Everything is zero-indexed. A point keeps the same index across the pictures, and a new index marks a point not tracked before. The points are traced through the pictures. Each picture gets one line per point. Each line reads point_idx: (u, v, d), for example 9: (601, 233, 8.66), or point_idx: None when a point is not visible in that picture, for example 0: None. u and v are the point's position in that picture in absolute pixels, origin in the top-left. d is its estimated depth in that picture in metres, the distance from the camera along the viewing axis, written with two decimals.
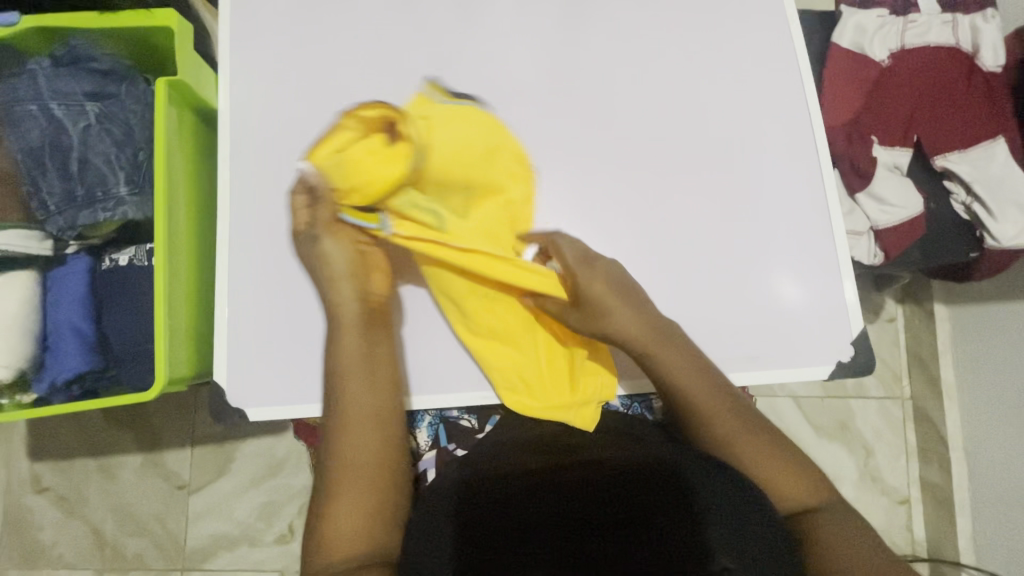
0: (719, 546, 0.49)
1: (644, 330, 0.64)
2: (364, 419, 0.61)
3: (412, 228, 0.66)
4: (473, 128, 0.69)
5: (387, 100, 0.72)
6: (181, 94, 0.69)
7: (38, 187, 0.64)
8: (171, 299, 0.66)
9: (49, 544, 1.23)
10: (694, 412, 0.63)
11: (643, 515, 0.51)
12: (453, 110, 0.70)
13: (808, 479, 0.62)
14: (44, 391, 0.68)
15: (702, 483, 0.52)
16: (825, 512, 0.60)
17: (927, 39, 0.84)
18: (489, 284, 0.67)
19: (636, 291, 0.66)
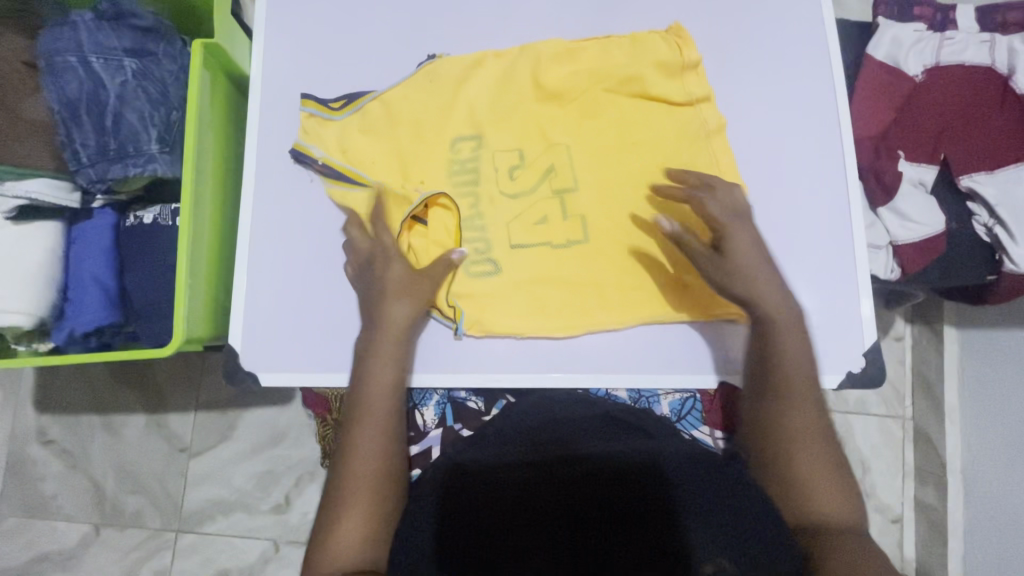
0: (699, 544, 0.51)
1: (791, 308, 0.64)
2: (382, 424, 0.62)
3: (478, 285, 0.68)
4: (491, 121, 0.71)
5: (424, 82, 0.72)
6: (216, 58, 0.70)
7: (72, 138, 0.65)
8: (194, 258, 0.67)
9: (49, 496, 1.25)
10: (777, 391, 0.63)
11: (628, 511, 0.54)
12: (443, 111, 0.71)
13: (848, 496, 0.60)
14: (62, 341, 0.69)
15: (682, 479, 0.55)
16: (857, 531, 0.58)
17: (962, 57, 0.84)
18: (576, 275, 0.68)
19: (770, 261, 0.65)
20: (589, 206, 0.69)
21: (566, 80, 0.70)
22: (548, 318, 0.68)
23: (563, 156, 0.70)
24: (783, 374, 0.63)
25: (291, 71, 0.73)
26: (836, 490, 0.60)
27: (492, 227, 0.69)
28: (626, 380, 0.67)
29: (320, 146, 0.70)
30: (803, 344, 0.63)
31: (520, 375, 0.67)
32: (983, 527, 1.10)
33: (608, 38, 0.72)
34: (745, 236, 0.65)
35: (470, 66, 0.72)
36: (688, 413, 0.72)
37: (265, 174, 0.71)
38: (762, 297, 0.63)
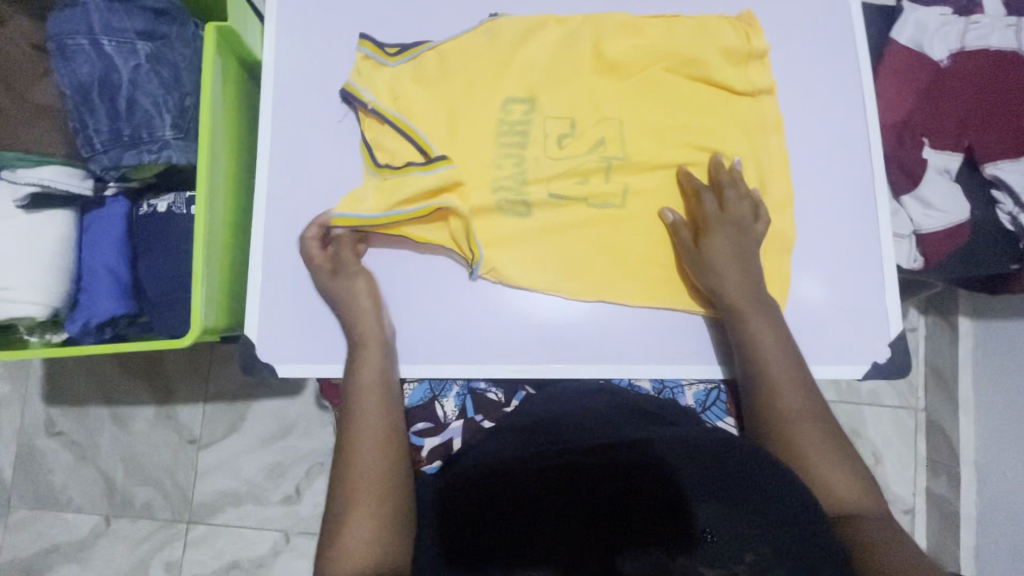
0: (709, 527, 0.50)
1: (742, 295, 0.64)
2: (373, 427, 0.63)
3: (516, 250, 0.67)
4: (545, 83, 0.70)
5: (476, 41, 0.71)
6: (229, 41, 0.68)
7: (85, 124, 0.63)
8: (209, 247, 0.65)
9: (59, 488, 1.25)
10: (768, 372, 0.62)
11: (634, 499, 0.52)
12: (497, 68, 0.70)
13: (857, 480, 0.60)
14: (76, 333, 0.66)
15: (685, 467, 0.54)
16: (871, 517, 0.58)
17: (989, 41, 0.82)
18: (592, 251, 0.68)
19: (751, 256, 0.66)
20: (633, 180, 0.69)
21: (629, 52, 0.70)
22: (574, 284, 0.67)
23: (616, 128, 0.69)
24: (767, 367, 0.62)
25: (306, 57, 0.72)
26: (843, 470, 0.60)
27: (532, 185, 0.67)
28: (648, 370, 0.67)
29: (370, 91, 0.69)
30: (779, 338, 0.63)
31: (542, 364, 0.67)
32: (997, 517, 1.10)
33: (674, 17, 0.72)
34: (728, 237, 0.65)
35: (534, 27, 0.71)
36: (713, 403, 0.71)
37: (279, 161, 0.70)
38: (737, 297, 0.64)
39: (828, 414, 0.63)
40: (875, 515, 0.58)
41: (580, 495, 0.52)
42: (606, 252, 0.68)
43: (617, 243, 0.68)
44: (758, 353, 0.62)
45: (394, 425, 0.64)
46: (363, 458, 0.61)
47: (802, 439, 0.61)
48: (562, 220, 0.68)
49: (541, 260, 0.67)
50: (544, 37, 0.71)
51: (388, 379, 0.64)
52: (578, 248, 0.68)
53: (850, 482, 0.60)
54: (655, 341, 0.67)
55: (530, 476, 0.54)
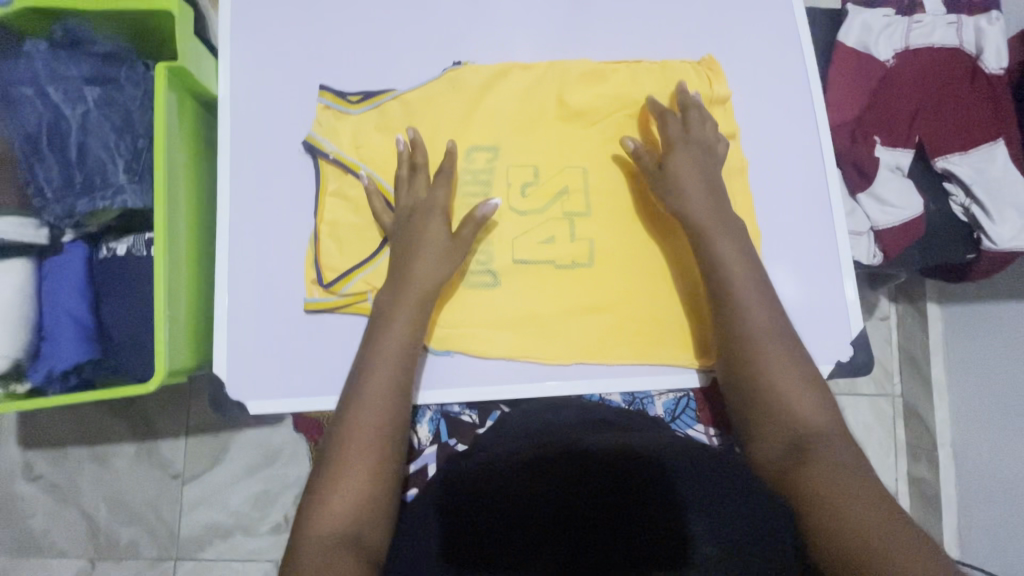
0: (700, 535, 0.56)
1: (708, 214, 0.64)
2: (385, 383, 0.60)
3: (481, 312, 0.68)
4: (509, 132, 0.71)
5: (438, 91, 0.72)
6: (181, 80, 0.68)
7: (34, 172, 0.62)
8: (171, 290, 0.65)
9: (40, 532, 1.22)
10: (728, 288, 0.62)
11: (629, 504, 0.58)
12: (461, 120, 0.71)
13: (816, 406, 0.58)
14: (39, 382, 0.66)
15: (682, 479, 0.59)
16: (821, 445, 0.56)
17: (931, 40, 0.85)
18: (559, 300, 0.68)
19: (715, 180, 0.66)
20: (599, 231, 0.69)
21: (592, 99, 0.71)
22: (550, 339, 0.68)
23: (579, 177, 0.70)
24: (741, 300, 0.61)
25: (261, 89, 0.72)
26: (805, 394, 0.58)
27: (496, 240, 0.69)
28: (614, 384, 0.67)
29: (333, 141, 0.70)
30: (750, 267, 0.63)
31: (510, 386, 0.67)
32: (975, 497, 1.13)
33: (636, 63, 0.73)
34: (691, 155, 0.66)
35: (496, 75, 0.72)
36: (682, 412, 0.72)
37: (239, 197, 0.70)
38: (702, 219, 0.64)
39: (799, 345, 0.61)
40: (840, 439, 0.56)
41: (561, 492, 0.59)
42: (571, 299, 0.68)
43: (584, 294, 0.68)
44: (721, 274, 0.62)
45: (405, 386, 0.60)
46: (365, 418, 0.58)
47: (761, 364, 0.59)
48: (526, 274, 0.68)
49: (516, 317, 0.68)
50: (504, 82, 0.72)
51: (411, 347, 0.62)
52: (543, 299, 0.68)
53: (812, 406, 0.58)
54: (624, 355, 0.68)
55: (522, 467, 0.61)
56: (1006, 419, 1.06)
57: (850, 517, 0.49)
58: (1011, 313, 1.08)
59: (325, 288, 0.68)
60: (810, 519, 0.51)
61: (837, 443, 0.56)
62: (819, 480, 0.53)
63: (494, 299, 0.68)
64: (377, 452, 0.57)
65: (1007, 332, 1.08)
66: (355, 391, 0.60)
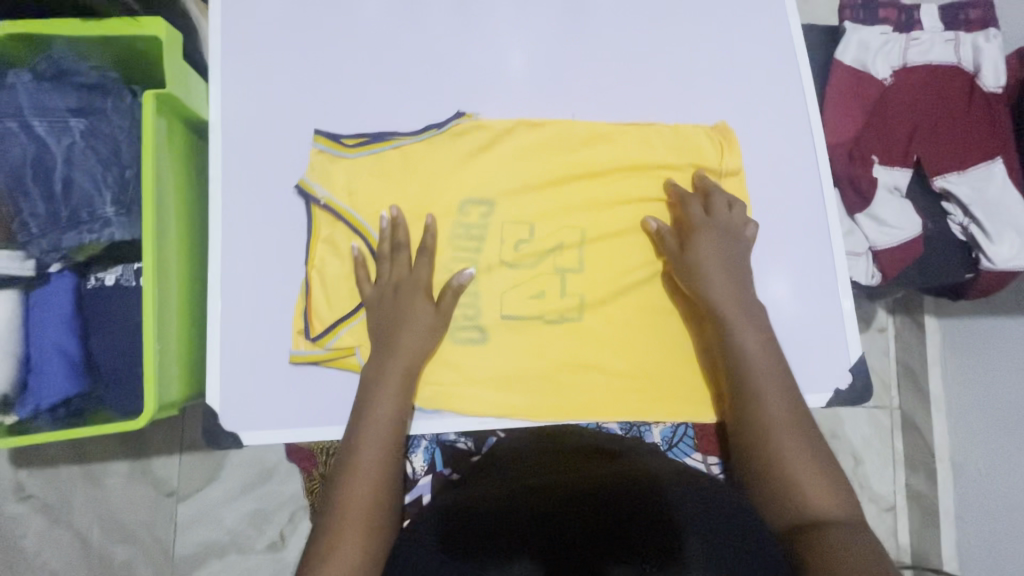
0: (695, 555, 0.50)
1: (727, 294, 0.64)
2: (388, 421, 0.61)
3: (468, 368, 0.67)
4: (507, 187, 0.70)
5: (439, 143, 0.70)
6: (170, 106, 0.67)
7: (18, 207, 0.61)
8: (162, 323, 0.64)
9: (32, 553, 1.20)
10: (745, 367, 0.62)
11: (622, 523, 0.55)
12: (458, 172, 0.69)
13: (836, 492, 0.57)
14: (27, 416, 0.64)
15: (679, 498, 0.56)
16: (838, 526, 0.54)
17: (929, 58, 0.84)
18: (548, 360, 0.68)
19: (738, 264, 0.66)
20: (592, 291, 0.69)
21: (596, 162, 0.71)
22: (537, 399, 0.67)
23: (575, 234, 0.70)
24: (751, 367, 0.62)
25: (251, 114, 0.70)
26: (822, 478, 0.58)
27: (485, 293, 0.68)
28: (613, 416, 0.67)
29: (324, 186, 0.68)
30: (762, 338, 0.63)
31: (508, 419, 0.66)
32: (973, 510, 1.12)
33: (648, 126, 0.72)
34: (714, 237, 0.66)
35: (502, 131, 0.71)
36: (680, 440, 0.72)
37: (230, 226, 0.68)
38: (720, 299, 0.64)
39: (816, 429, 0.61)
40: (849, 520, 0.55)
41: (563, 514, 0.56)
42: (560, 358, 0.68)
43: (571, 353, 0.68)
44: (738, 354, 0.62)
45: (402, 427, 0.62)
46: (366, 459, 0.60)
47: (777, 442, 0.59)
48: (515, 333, 0.68)
49: (502, 376, 0.67)
50: (508, 139, 0.71)
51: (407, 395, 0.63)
52: (532, 358, 0.67)
53: (829, 490, 0.57)
54: (620, 384, 0.67)
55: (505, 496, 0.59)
56: (1004, 434, 1.06)
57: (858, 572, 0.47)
58: (1008, 327, 1.07)
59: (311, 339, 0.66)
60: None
61: (860, 528, 0.54)
62: (833, 551, 0.51)
63: (482, 355, 0.67)
64: (375, 490, 0.59)
65: (1004, 346, 1.08)
66: (352, 447, 0.61)
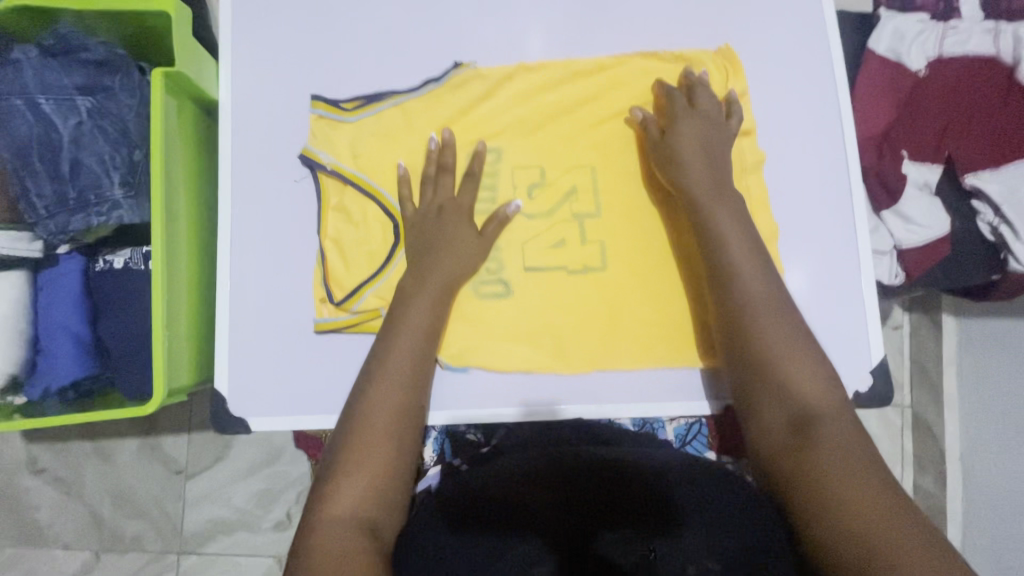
0: (687, 529, 0.51)
1: (709, 188, 0.63)
2: (401, 373, 0.59)
3: (488, 318, 0.66)
4: (512, 135, 0.69)
5: (438, 94, 0.69)
6: (179, 85, 0.65)
7: (26, 187, 0.60)
8: (172, 308, 0.63)
9: (45, 524, 1.23)
10: (723, 264, 0.60)
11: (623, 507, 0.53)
12: (458, 123, 0.69)
13: (823, 380, 0.55)
14: (37, 397, 0.64)
15: (682, 488, 0.54)
16: (827, 419, 0.52)
17: (966, 48, 0.80)
18: (570, 309, 0.66)
19: (718, 156, 0.65)
20: (609, 231, 0.67)
21: (599, 93, 0.69)
22: (562, 346, 0.66)
23: (587, 177, 0.68)
24: (738, 276, 0.59)
25: (262, 93, 0.69)
26: (807, 368, 0.55)
27: (506, 248, 0.67)
28: (625, 409, 0.65)
29: (328, 151, 0.67)
30: (751, 247, 0.61)
31: (513, 407, 0.65)
32: (983, 512, 1.11)
33: (647, 53, 0.70)
34: (696, 125, 0.65)
35: (500, 80, 0.69)
36: (694, 437, 0.71)
37: (241, 210, 0.67)
38: (703, 192, 0.63)
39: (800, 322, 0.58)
40: (843, 418, 0.53)
41: (563, 497, 0.54)
42: (583, 305, 0.66)
43: (598, 297, 0.67)
44: (717, 257, 0.61)
45: (416, 384, 0.59)
46: (377, 415, 0.57)
47: (758, 335, 0.57)
48: (536, 280, 0.67)
49: (527, 324, 0.66)
50: (504, 79, 0.69)
51: (421, 356, 0.60)
52: (553, 302, 0.67)
53: (815, 380, 0.55)
54: (633, 381, 0.66)
55: (511, 477, 0.56)
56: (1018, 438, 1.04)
57: (857, 497, 0.46)
58: None
59: (334, 307, 0.66)
60: (817, 491, 0.48)
61: (850, 418, 0.53)
62: (822, 451, 0.50)
63: (505, 308, 0.66)
64: (388, 448, 0.56)
65: None
66: (368, 386, 0.59)
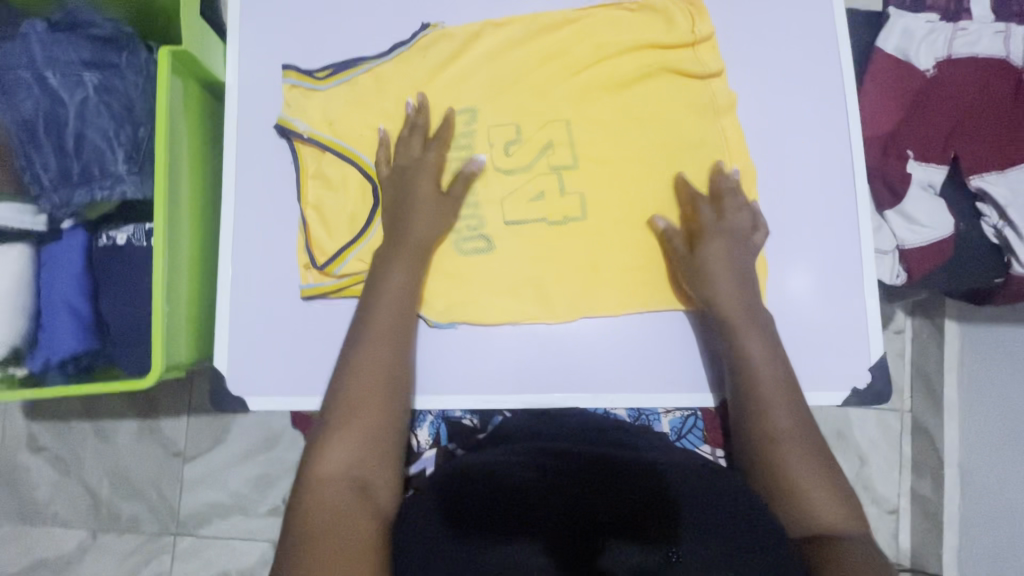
0: (689, 521, 0.50)
1: (738, 308, 0.63)
2: (387, 327, 0.61)
3: (467, 275, 0.67)
4: (485, 92, 0.68)
5: (409, 54, 0.69)
6: (185, 64, 0.65)
7: (31, 160, 0.61)
8: (174, 283, 0.64)
9: (44, 502, 1.24)
10: (753, 390, 0.60)
11: (620, 500, 0.52)
12: (430, 81, 0.68)
13: (846, 504, 0.56)
14: (38, 369, 0.65)
15: (678, 480, 0.54)
16: (847, 540, 0.54)
17: (976, 49, 0.80)
18: (550, 262, 0.67)
19: (748, 271, 0.64)
20: (587, 182, 0.67)
21: (567, 44, 0.69)
22: (541, 298, 0.66)
23: (564, 130, 0.68)
24: (752, 376, 0.61)
25: (269, 76, 0.69)
26: (829, 495, 0.57)
27: (485, 204, 0.67)
28: (624, 400, 0.65)
29: (304, 120, 0.67)
30: (767, 344, 0.62)
31: (518, 396, 0.65)
32: (980, 518, 1.11)
33: (611, 5, 0.70)
34: (724, 243, 0.64)
35: (469, 38, 0.69)
36: (690, 431, 0.70)
37: (244, 190, 0.68)
38: (732, 311, 0.63)
39: (824, 448, 0.59)
40: (864, 545, 0.54)
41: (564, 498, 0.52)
42: (564, 258, 0.67)
43: (580, 249, 0.67)
44: (739, 381, 0.61)
45: (402, 338, 0.61)
46: (364, 375, 0.59)
47: (783, 466, 0.58)
48: (518, 235, 0.67)
49: (498, 278, 0.67)
50: (469, 34, 0.69)
51: (406, 313, 0.62)
52: (538, 256, 0.67)
53: (837, 505, 0.56)
54: (630, 370, 0.66)
55: (519, 472, 0.54)
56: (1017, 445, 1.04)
57: None
58: None
59: (320, 272, 0.66)
60: None
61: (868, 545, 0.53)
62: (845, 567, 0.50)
63: (487, 264, 0.67)
64: (379, 403, 0.58)
65: None
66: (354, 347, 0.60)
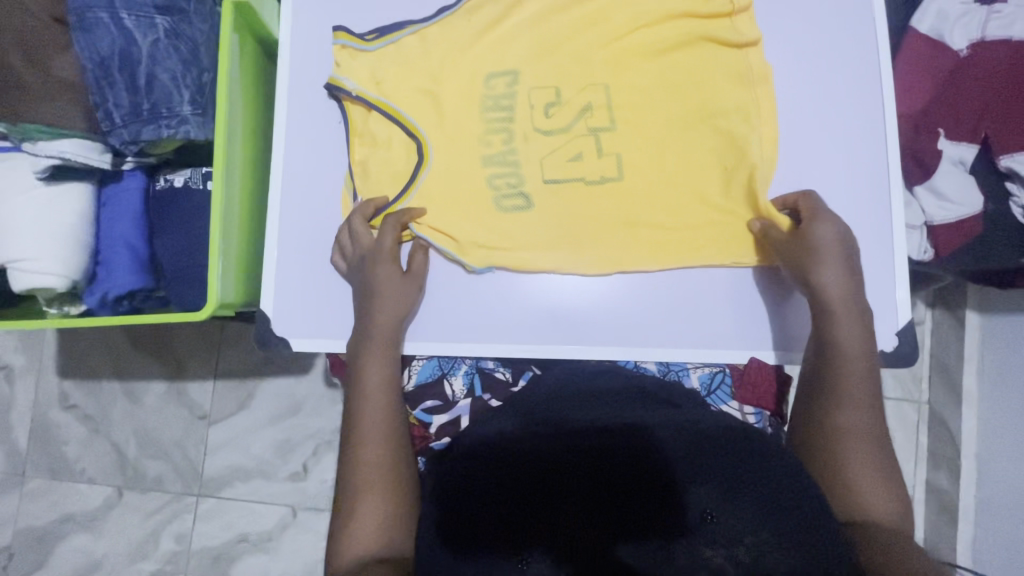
0: (697, 502, 0.49)
1: (849, 298, 0.63)
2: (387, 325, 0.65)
3: (506, 232, 0.69)
4: (528, 55, 0.71)
5: (455, 16, 0.72)
6: (245, 19, 0.69)
7: (104, 97, 0.64)
8: (228, 225, 0.67)
9: (72, 459, 1.28)
10: (837, 377, 0.61)
11: (609, 476, 0.53)
12: (475, 43, 0.71)
13: (890, 490, 0.59)
14: (94, 304, 0.69)
15: (668, 445, 0.54)
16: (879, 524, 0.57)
17: (1011, 31, 0.80)
18: (586, 224, 0.69)
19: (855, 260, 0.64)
20: (625, 146, 0.69)
21: (608, 11, 0.71)
22: (578, 256, 0.68)
23: (603, 95, 0.70)
24: (849, 364, 0.61)
25: (321, 36, 0.72)
26: (879, 484, 0.59)
27: (526, 164, 0.69)
28: (654, 354, 0.68)
29: (354, 79, 0.70)
30: (867, 337, 0.62)
31: (553, 347, 0.68)
32: (995, 509, 1.11)
33: None
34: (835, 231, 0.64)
35: (513, 3, 0.72)
36: (718, 387, 0.72)
37: (294, 141, 0.71)
38: (839, 300, 0.62)
39: (884, 441, 0.61)
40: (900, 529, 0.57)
41: (562, 483, 0.52)
42: (602, 218, 0.69)
43: (618, 211, 0.69)
44: (826, 364, 0.62)
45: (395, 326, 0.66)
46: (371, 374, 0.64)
47: (841, 450, 0.60)
48: (556, 196, 0.69)
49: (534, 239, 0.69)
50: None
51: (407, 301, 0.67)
52: (577, 218, 0.69)
53: (883, 493, 0.59)
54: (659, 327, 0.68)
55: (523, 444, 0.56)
56: None
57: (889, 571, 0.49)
58: None
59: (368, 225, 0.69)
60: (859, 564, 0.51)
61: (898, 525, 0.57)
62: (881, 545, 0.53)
63: (526, 221, 0.69)
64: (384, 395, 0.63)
65: None
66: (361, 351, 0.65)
